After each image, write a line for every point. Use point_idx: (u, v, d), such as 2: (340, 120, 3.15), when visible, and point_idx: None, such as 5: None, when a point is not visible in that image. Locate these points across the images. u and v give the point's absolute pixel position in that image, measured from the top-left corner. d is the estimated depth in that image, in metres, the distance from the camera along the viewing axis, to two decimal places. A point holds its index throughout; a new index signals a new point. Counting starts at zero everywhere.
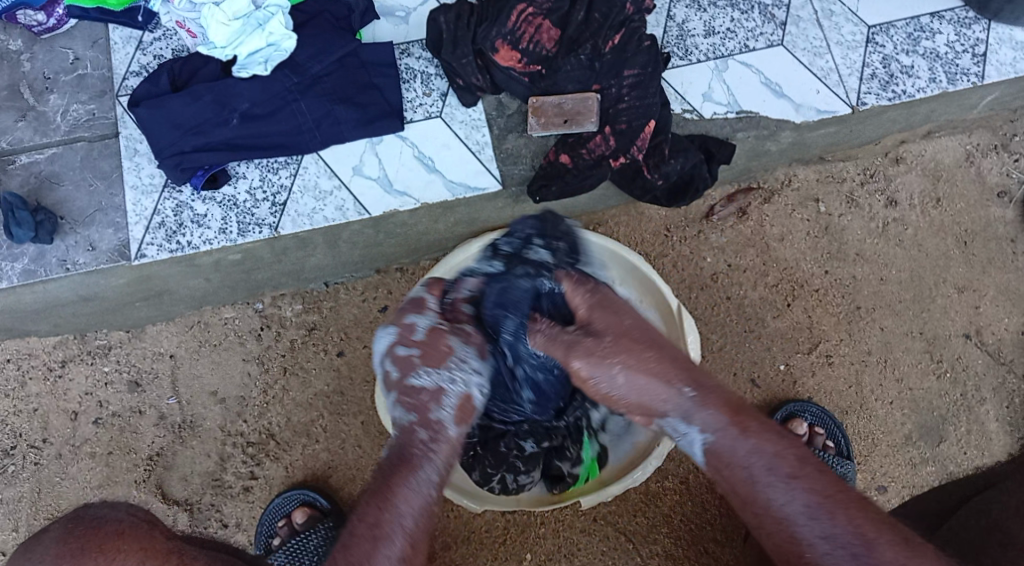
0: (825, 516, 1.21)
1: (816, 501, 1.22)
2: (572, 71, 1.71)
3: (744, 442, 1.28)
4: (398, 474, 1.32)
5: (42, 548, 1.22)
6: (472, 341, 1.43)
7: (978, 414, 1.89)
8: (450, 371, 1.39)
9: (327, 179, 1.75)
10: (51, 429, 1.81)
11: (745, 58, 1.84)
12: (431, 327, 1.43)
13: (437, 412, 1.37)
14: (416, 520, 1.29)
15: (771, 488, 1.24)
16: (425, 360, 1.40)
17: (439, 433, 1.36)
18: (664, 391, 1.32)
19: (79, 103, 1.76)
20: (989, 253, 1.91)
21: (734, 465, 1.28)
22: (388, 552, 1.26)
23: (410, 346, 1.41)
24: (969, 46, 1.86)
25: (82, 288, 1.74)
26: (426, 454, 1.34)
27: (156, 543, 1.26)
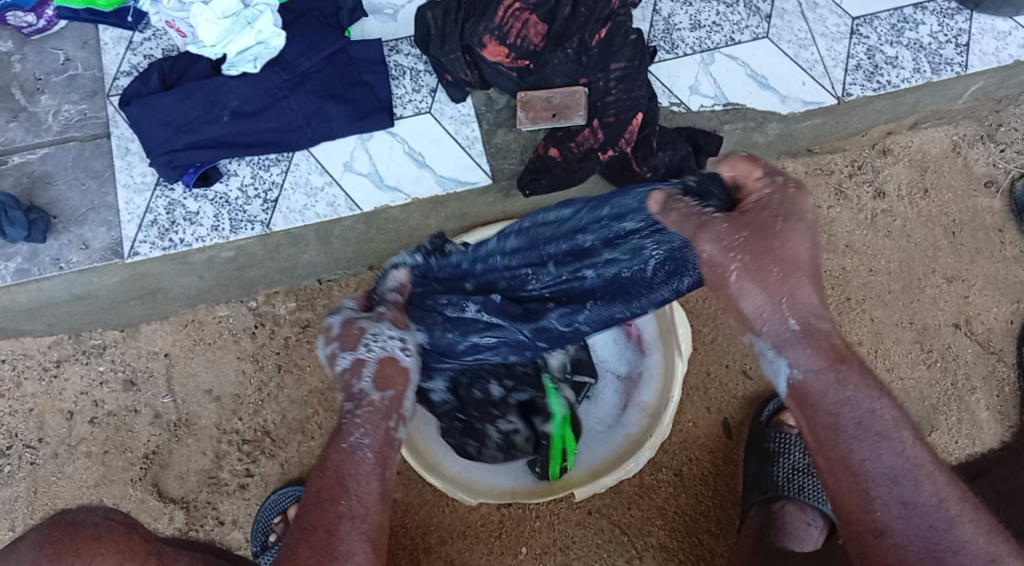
0: (910, 481, 1.15)
1: (903, 466, 1.16)
2: (559, 65, 1.73)
3: (837, 393, 1.17)
4: (332, 443, 1.28)
5: (18, 555, 1.26)
6: (383, 316, 1.38)
7: (968, 403, 1.91)
8: (368, 344, 1.34)
9: (318, 176, 1.77)
10: (47, 429, 1.82)
11: (731, 51, 1.86)
12: (343, 319, 1.37)
13: (359, 384, 1.32)
14: (364, 480, 1.25)
15: (860, 443, 1.16)
16: (344, 345, 1.34)
17: (363, 398, 1.31)
18: (777, 305, 1.18)
19: (70, 103, 1.77)
20: (977, 243, 1.93)
21: (823, 409, 1.18)
22: (342, 512, 1.21)
23: (329, 342, 1.36)
24: (953, 36, 1.90)
25: (77, 286, 1.76)
26: (352, 419, 1.30)
27: (134, 546, 1.31)
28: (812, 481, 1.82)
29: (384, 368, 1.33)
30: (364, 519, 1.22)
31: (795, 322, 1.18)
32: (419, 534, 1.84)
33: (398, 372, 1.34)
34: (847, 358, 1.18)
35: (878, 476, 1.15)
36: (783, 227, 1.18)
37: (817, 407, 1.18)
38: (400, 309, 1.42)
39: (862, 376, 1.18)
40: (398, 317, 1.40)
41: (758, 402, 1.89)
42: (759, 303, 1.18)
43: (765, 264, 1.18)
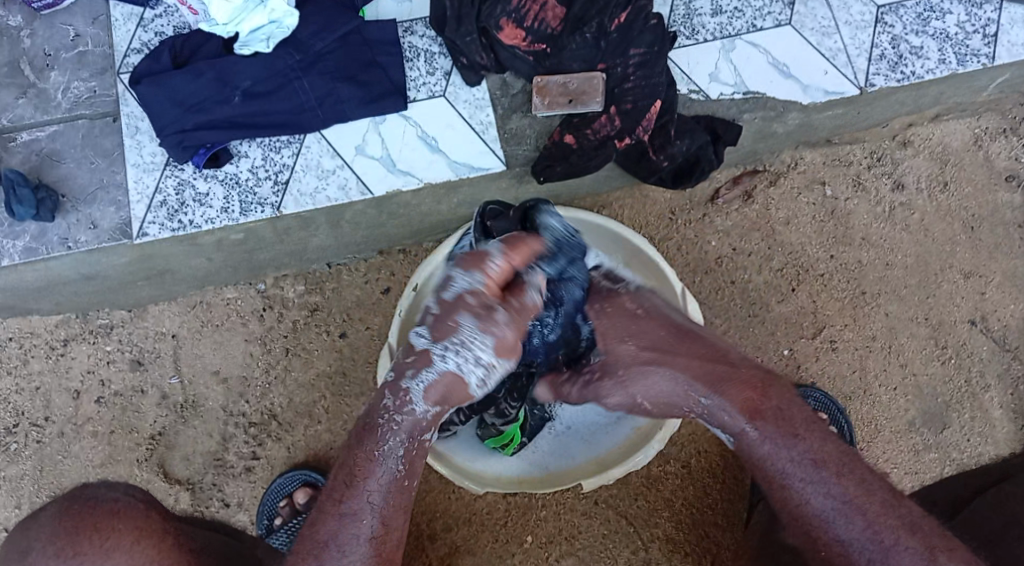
0: (847, 518, 1.27)
1: (838, 503, 1.28)
2: (577, 49, 1.68)
3: (758, 449, 1.33)
4: (362, 444, 1.35)
5: (37, 528, 1.28)
6: (487, 331, 1.30)
7: (982, 401, 1.89)
8: (452, 350, 1.31)
9: (330, 159, 1.73)
10: (54, 407, 1.82)
11: (753, 38, 1.79)
12: (457, 292, 1.31)
13: (406, 383, 1.34)
14: (385, 496, 1.34)
15: (794, 490, 1.30)
16: (434, 323, 1.32)
17: (404, 406, 1.34)
18: (682, 396, 1.40)
19: (79, 80, 1.74)
20: (995, 238, 1.91)
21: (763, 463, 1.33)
22: (356, 529, 1.31)
23: (435, 301, 1.33)
24: (981, 26, 1.82)
25: (84, 266, 1.73)
26: (387, 424, 1.35)
27: (151, 524, 1.32)
28: None
29: (440, 381, 1.33)
30: (382, 535, 1.32)
31: (705, 400, 1.38)
32: (425, 520, 1.83)
33: (451, 393, 1.33)
34: (763, 411, 1.34)
35: (817, 516, 1.28)
36: (634, 331, 1.46)
37: (754, 466, 1.35)
38: (519, 321, 1.33)
39: (780, 424, 1.34)
40: (501, 337, 1.31)
41: None
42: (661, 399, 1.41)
43: (647, 365, 1.42)
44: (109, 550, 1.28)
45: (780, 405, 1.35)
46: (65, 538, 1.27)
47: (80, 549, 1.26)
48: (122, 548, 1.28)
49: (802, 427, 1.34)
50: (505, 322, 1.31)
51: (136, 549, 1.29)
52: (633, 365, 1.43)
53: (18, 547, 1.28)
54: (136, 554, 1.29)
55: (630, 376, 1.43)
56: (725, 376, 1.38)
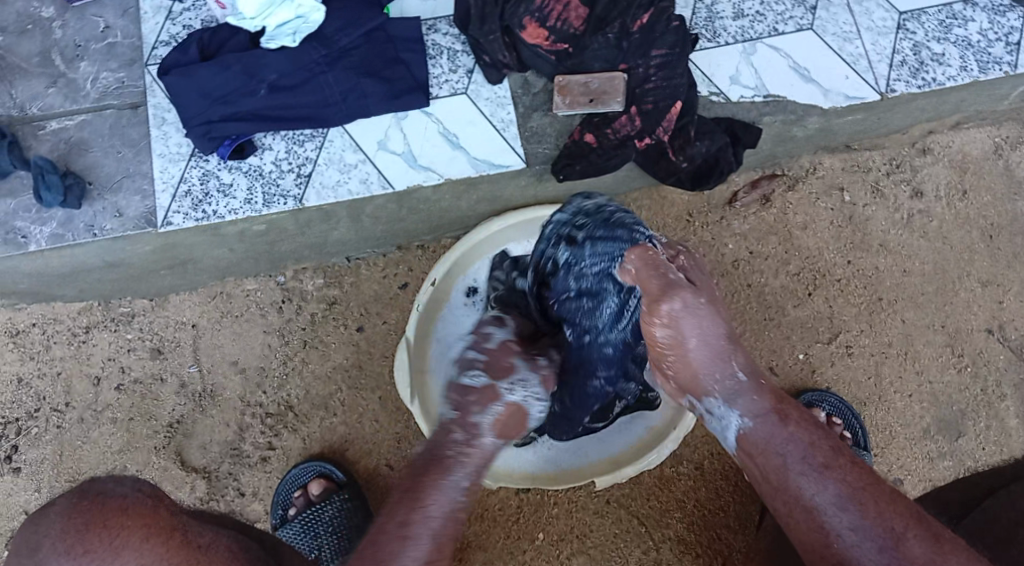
0: (856, 508, 1.25)
1: (848, 493, 1.27)
2: (599, 49, 1.69)
3: (771, 434, 1.35)
4: (430, 472, 1.34)
5: (47, 524, 1.26)
6: (538, 367, 1.47)
7: (998, 409, 1.89)
8: (511, 383, 1.43)
9: (352, 153, 1.75)
10: (74, 393, 1.85)
11: (774, 42, 1.79)
12: (502, 340, 1.49)
13: (477, 416, 1.40)
14: (445, 523, 1.30)
15: (805, 479, 1.29)
16: (485, 366, 1.44)
17: (475, 441, 1.39)
18: (724, 363, 1.39)
19: (109, 71, 1.76)
20: (1014, 248, 1.92)
21: (769, 450, 1.34)
22: (416, 555, 1.26)
23: (478, 350, 1.47)
24: (1003, 34, 1.82)
25: (109, 255, 1.75)
26: (457, 459, 1.36)
27: (160, 518, 1.30)
28: None
29: (509, 413, 1.42)
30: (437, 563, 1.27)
31: (741, 375, 1.39)
32: None
33: (517, 426, 1.43)
34: (788, 398, 1.40)
35: (827, 506, 1.26)
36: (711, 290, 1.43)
37: (762, 452, 1.34)
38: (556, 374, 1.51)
39: (801, 420, 1.37)
40: (546, 373, 1.48)
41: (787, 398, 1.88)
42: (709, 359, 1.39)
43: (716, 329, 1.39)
44: (118, 548, 1.26)
45: (800, 408, 1.39)
46: (75, 534, 1.25)
47: (89, 547, 1.25)
48: (131, 546, 1.26)
49: (819, 426, 1.37)
50: (548, 365, 1.48)
51: (146, 547, 1.27)
52: (708, 320, 1.39)
53: (28, 541, 1.26)
54: (145, 553, 1.27)
55: (702, 313, 1.39)
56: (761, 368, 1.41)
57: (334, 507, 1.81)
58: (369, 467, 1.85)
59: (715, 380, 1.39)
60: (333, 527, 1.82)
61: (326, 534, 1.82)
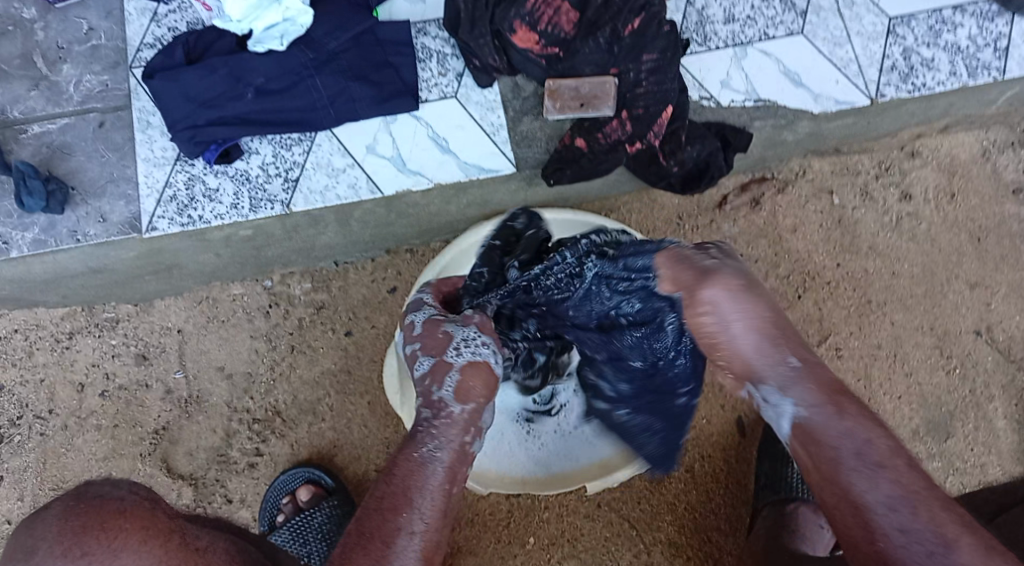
0: (909, 507, 1.17)
1: (901, 493, 1.18)
2: (591, 54, 1.68)
3: (822, 432, 1.23)
4: (402, 451, 1.31)
5: (43, 527, 1.20)
6: (468, 320, 1.41)
7: (986, 411, 1.90)
8: (456, 349, 1.37)
9: (340, 157, 1.73)
10: (58, 400, 1.82)
11: (765, 46, 1.79)
12: (430, 320, 1.42)
13: (437, 394, 1.34)
14: (428, 498, 1.28)
15: (856, 474, 1.19)
16: (426, 349, 1.38)
17: (442, 413, 1.33)
18: (778, 351, 1.25)
19: (92, 73, 1.73)
20: (1002, 250, 1.92)
21: (824, 445, 1.23)
22: (399, 525, 1.25)
23: (413, 341, 1.41)
24: (992, 40, 1.81)
25: (93, 260, 1.72)
26: (428, 433, 1.32)
27: (158, 522, 1.24)
28: None
29: (467, 379, 1.35)
30: (426, 533, 1.26)
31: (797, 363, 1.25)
32: None
33: (484, 385, 1.36)
34: (841, 395, 1.25)
35: (877, 504, 1.18)
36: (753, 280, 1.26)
37: (816, 442, 1.23)
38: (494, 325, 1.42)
39: (859, 415, 1.23)
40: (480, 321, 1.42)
41: None
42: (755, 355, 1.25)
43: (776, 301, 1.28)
44: (116, 551, 1.20)
45: (853, 403, 1.24)
46: (70, 538, 1.19)
47: (86, 550, 1.19)
48: (130, 548, 1.21)
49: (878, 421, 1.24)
50: (476, 313, 1.43)
51: (144, 549, 1.22)
52: (753, 305, 1.24)
53: (22, 546, 1.19)
54: (144, 556, 1.21)
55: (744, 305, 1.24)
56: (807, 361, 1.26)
57: (323, 513, 1.79)
58: (359, 472, 1.84)
59: (775, 365, 1.25)
60: (323, 535, 1.80)
61: (317, 543, 1.80)
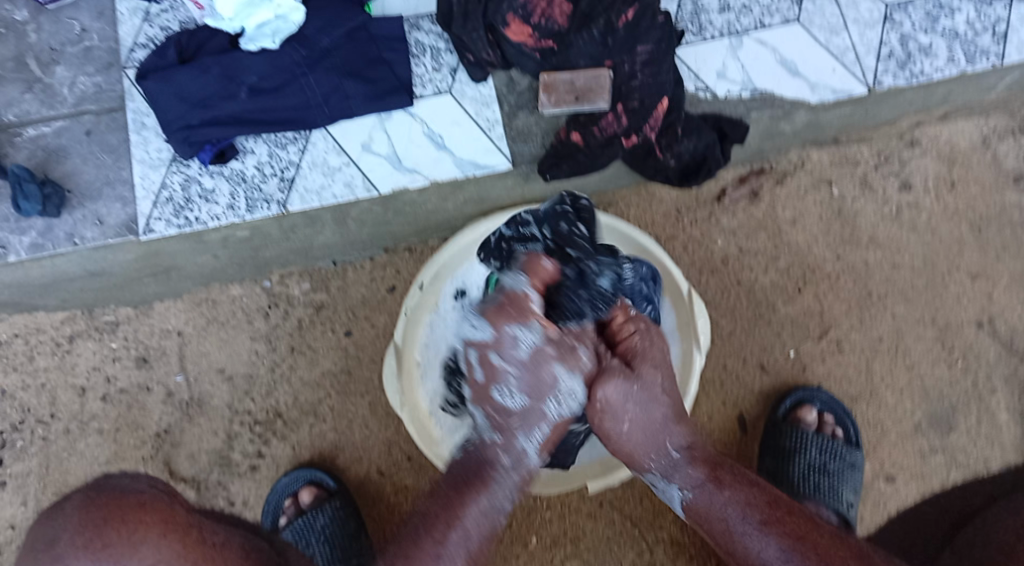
0: (798, 558, 1.38)
1: (788, 546, 1.39)
2: (583, 45, 1.67)
3: (716, 504, 1.45)
4: (473, 492, 1.37)
5: (63, 518, 1.21)
6: (579, 367, 1.42)
7: (988, 404, 1.88)
8: (556, 400, 1.40)
9: (336, 156, 1.72)
10: (59, 404, 1.82)
11: (761, 35, 1.78)
12: (536, 349, 1.39)
13: (523, 444, 1.40)
14: (480, 542, 1.36)
15: (750, 539, 1.41)
16: (521, 382, 1.39)
17: (520, 465, 1.40)
18: (660, 440, 1.47)
19: (85, 75, 1.73)
20: (1003, 240, 1.90)
21: (715, 518, 1.45)
22: None
23: (504, 359, 1.39)
24: (990, 24, 1.80)
25: (90, 263, 1.73)
26: (501, 478, 1.38)
27: (177, 516, 1.26)
28: (830, 480, 1.82)
29: (553, 431, 1.42)
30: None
31: (678, 451, 1.47)
32: None
33: (559, 434, 1.44)
34: (719, 466, 1.48)
35: (774, 560, 1.39)
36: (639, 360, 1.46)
37: (708, 522, 1.46)
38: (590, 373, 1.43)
39: (735, 480, 1.47)
40: (589, 369, 1.43)
41: (777, 396, 1.87)
42: (648, 442, 1.47)
43: (670, 370, 1.48)
44: (136, 543, 1.21)
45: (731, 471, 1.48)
46: (92, 529, 1.19)
47: (108, 541, 1.19)
48: (150, 541, 1.22)
49: (753, 480, 1.47)
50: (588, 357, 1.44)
51: (163, 542, 1.23)
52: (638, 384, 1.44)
53: (43, 535, 1.20)
54: (163, 548, 1.22)
55: (633, 402, 1.44)
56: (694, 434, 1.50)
57: (326, 515, 1.79)
58: (360, 473, 1.83)
59: (659, 455, 1.48)
60: (325, 536, 1.79)
61: (318, 545, 1.79)
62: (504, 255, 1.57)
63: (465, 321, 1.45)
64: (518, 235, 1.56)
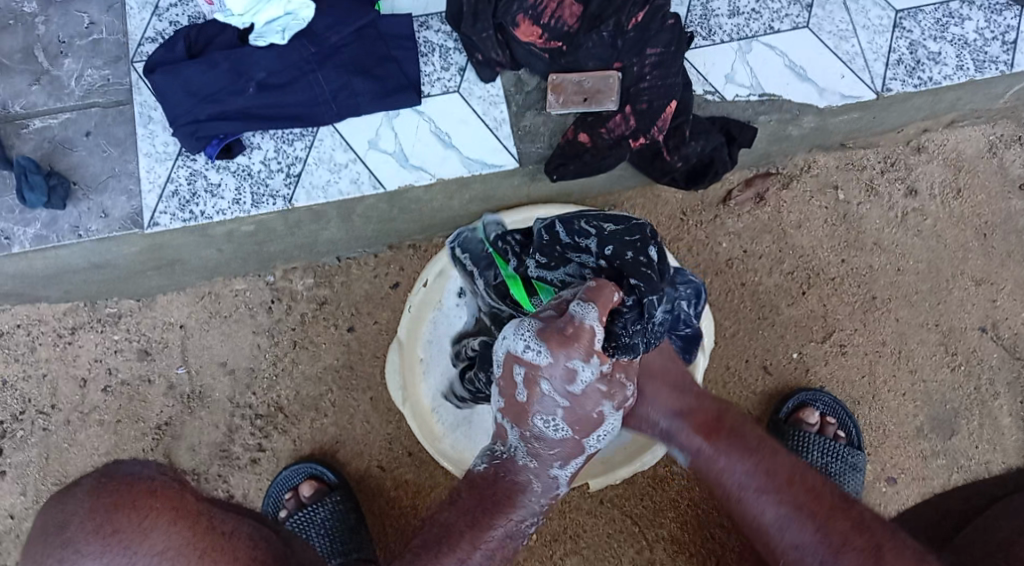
0: (797, 523, 1.28)
1: (788, 511, 1.29)
2: (593, 47, 1.67)
3: (714, 466, 1.36)
4: (502, 513, 1.32)
5: (71, 502, 1.12)
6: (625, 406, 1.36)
7: (991, 408, 1.89)
8: (594, 434, 1.37)
9: (342, 152, 1.71)
10: (60, 396, 1.82)
11: (770, 40, 1.77)
12: (590, 385, 1.31)
13: (555, 471, 1.37)
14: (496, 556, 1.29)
15: (748, 501, 1.32)
16: (567, 413, 1.33)
17: (548, 490, 1.36)
18: (648, 413, 1.42)
19: (94, 68, 1.72)
20: (1008, 246, 1.91)
21: (715, 481, 1.36)
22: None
23: (556, 389, 1.30)
24: (1000, 33, 1.79)
25: (94, 255, 1.71)
26: (528, 503, 1.35)
27: (188, 502, 1.16)
28: None
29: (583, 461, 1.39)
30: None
31: (666, 419, 1.41)
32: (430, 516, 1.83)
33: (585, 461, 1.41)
34: (718, 428, 1.38)
35: (772, 525, 1.30)
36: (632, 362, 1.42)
37: (711, 484, 1.37)
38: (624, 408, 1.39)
39: (736, 442, 1.37)
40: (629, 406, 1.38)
41: (779, 398, 1.88)
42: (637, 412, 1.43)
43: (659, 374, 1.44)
44: (147, 530, 1.12)
45: (732, 435, 1.38)
46: (99, 515, 1.11)
47: (118, 526, 1.11)
48: (159, 529, 1.13)
49: (755, 442, 1.36)
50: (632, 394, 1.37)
51: (175, 529, 1.14)
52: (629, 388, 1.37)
53: (52, 520, 1.12)
54: (174, 536, 1.13)
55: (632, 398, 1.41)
56: (693, 402, 1.42)
57: (326, 509, 1.79)
58: (361, 468, 1.83)
59: (651, 424, 1.43)
60: (326, 530, 1.79)
61: (319, 539, 1.79)
62: (553, 254, 1.42)
63: (516, 333, 1.30)
64: (573, 243, 1.40)
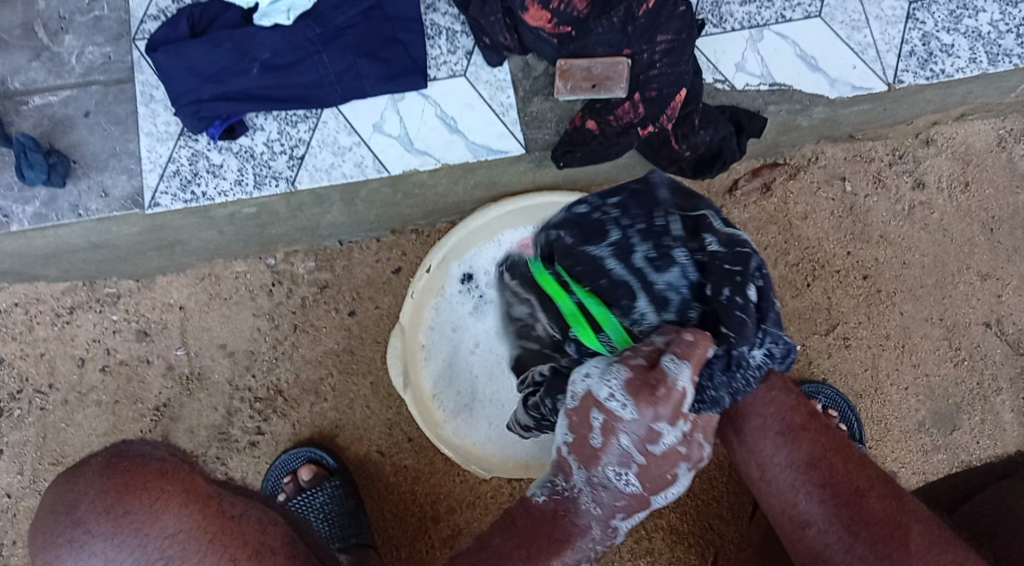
0: (822, 467, 1.25)
1: (818, 453, 1.26)
2: (603, 33, 1.63)
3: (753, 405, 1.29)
4: (557, 548, 1.23)
5: (84, 482, 1.12)
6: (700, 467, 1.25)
7: (993, 404, 1.88)
8: (664, 492, 1.25)
9: (346, 135, 1.70)
10: (58, 375, 1.81)
11: (783, 29, 1.74)
12: (671, 446, 1.21)
13: (617, 522, 1.25)
14: None
15: (779, 440, 1.27)
16: (640, 470, 1.22)
17: (606, 537, 1.26)
18: None
19: (94, 45, 1.70)
20: (1015, 242, 1.89)
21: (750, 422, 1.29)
22: None
23: (634, 444, 1.21)
24: (1014, 25, 1.75)
25: (94, 235, 1.70)
26: (583, 544, 1.25)
27: (199, 487, 1.17)
28: None
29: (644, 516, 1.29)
30: None
31: None
32: (429, 501, 1.82)
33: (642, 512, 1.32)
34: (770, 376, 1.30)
35: (795, 465, 1.26)
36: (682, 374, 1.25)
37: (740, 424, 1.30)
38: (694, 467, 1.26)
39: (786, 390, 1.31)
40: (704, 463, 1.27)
41: None
42: None
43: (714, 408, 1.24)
44: (158, 512, 1.12)
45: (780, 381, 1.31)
46: (113, 495, 1.11)
47: (130, 508, 1.11)
48: (170, 511, 1.13)
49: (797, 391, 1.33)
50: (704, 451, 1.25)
51: (186, 513, 1.14)
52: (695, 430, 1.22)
53: (63, 498, 1.11)
54: (185, 520, 1.14)
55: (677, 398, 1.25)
56: None
57: (325, 493, 1.77)
58: (360, 453, 1.82)
59: None
60: (325, 515, 1.77)
61: (318, 523, 1.77)
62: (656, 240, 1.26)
63: (602, 380, 1.22)
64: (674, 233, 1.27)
